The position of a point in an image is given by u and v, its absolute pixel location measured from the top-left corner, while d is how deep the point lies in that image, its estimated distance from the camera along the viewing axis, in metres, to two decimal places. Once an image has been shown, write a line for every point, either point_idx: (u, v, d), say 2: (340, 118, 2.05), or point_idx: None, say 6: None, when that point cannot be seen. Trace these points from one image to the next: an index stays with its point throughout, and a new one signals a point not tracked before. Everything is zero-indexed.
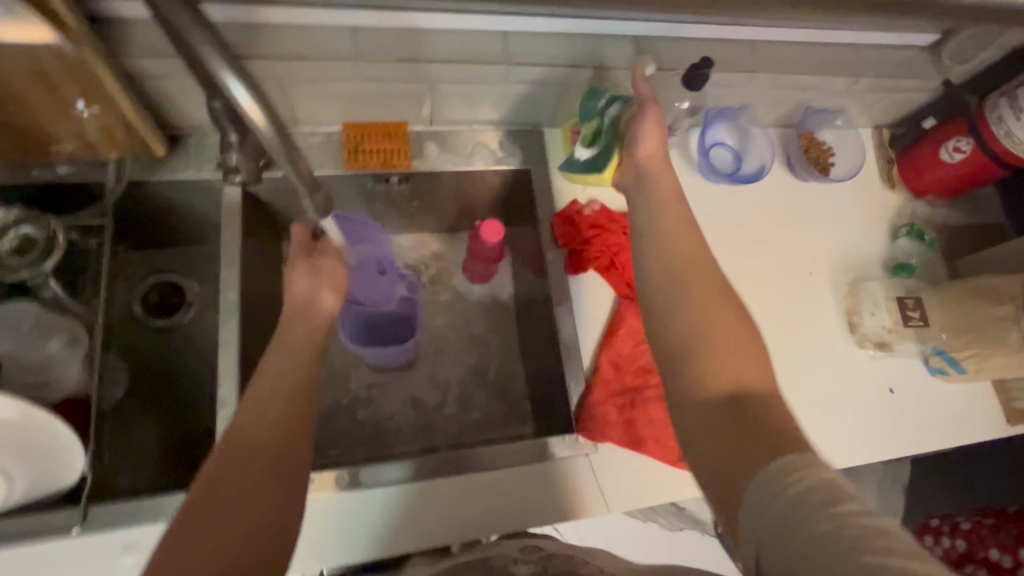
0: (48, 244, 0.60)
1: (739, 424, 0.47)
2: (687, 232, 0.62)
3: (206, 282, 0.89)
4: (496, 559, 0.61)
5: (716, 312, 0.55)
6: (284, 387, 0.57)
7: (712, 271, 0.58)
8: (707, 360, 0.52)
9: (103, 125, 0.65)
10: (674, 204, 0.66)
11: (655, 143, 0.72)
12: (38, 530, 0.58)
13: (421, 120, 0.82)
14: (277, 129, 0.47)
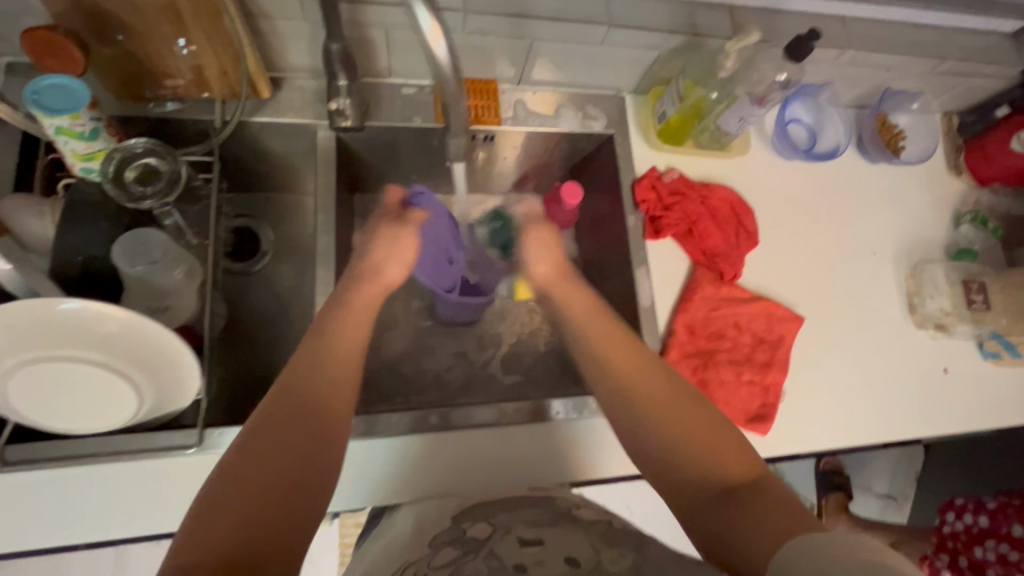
0: (171, 177, 0.62)
1: (733, 513, 0.48)
2: (609, 340, 0.62)
3: (282, 230, 0.91)
4: (561, 501, 0.58)
5: (671, 402, 0.57)
6: (337, 343, 0.57)
7: (650, 375, 0.59)
8: (687, 454, 0.53)
9: (219, 63, 0.66)
10: (577, 296, 0.69)
11: (538, 242, 0.74)
12: (158, 447, 0.61)
13: (511, 79, 0.84)
14: (449, 62, 0.47)
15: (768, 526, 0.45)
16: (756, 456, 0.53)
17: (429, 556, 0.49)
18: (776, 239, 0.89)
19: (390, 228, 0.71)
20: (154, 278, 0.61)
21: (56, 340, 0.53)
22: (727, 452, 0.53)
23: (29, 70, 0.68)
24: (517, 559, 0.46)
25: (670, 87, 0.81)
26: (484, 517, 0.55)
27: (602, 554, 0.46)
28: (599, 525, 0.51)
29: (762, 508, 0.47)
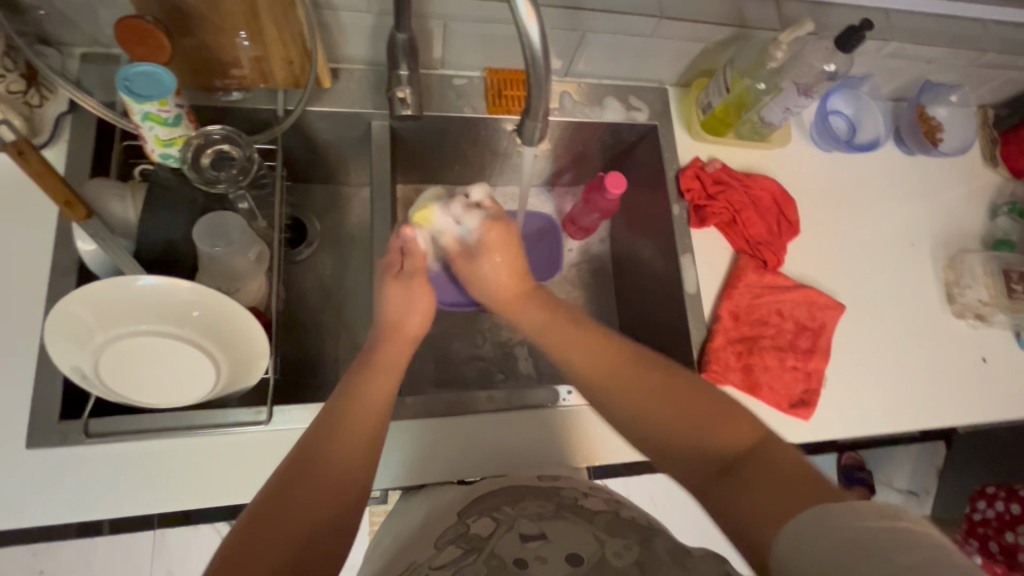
0: (244, 163, 0.65)
1: (733, 492, 0.48)
2: (600, 345, 0.64)
3: (330, 218, 0.93)
4: (567, 489, 0.60)
5: (645, 394, 0.58)
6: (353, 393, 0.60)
7: (641, 375, 0.60)
8: (675, 439, 0.55)
9: (288, 54, 0.68)
10: (530, 307, 0.72)
11: (494, 258, 0.75)
12: (229, 422, 0.64)
13: (558, 71, 0.86)
14: (542, 45, 0.49)
15: (764, 504, 0.45)
16: (749, 420, 0.53)
17: (433, 556, 0.52)
18: (816, 228, 0.90)
19: (398, 286, 0.71)
20: (228, 259, 0.63)
21: (142, 311, 0.57)
22: (726, 425, 0.53)
23: (104, 58, 0.71)
24: (516, 556, 0.48)
25: (717, 78, 0.83)
26: (489, 510, 0.57)
27: (606, 548, 0.47)
28: (603, 517, 0.53)
29: (762, 483, 0.47)
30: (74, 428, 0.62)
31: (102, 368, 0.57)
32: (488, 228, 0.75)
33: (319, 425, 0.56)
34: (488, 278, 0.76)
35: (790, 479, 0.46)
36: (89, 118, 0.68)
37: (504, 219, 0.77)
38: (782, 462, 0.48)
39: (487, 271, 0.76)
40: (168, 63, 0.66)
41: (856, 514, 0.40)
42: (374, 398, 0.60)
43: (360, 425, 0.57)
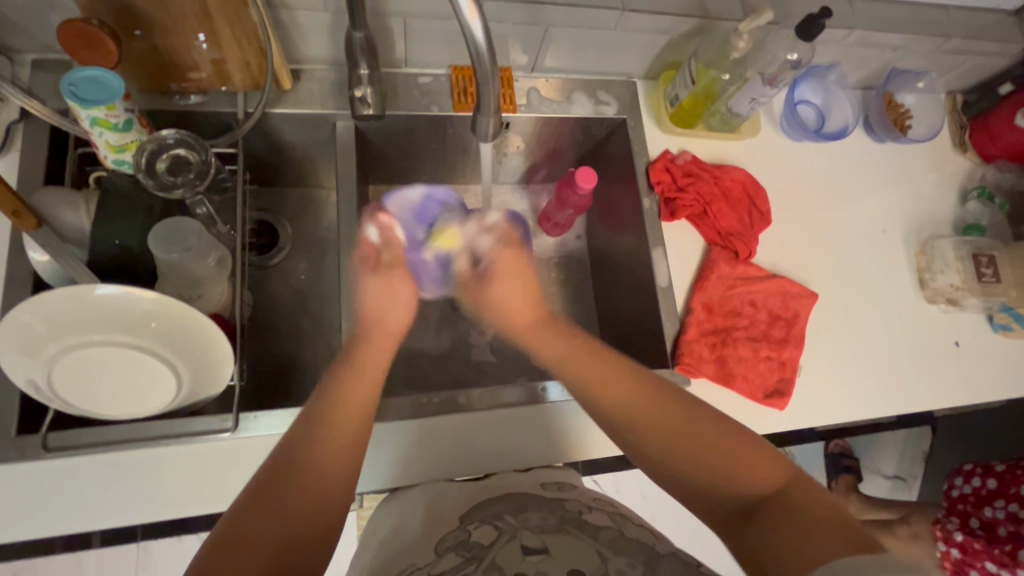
0: (202, 167, 0.65)
1: (767, 540, 0.47)
2: (622, 380, 0.60)
3: (300, 222, 0.92)
4: (571, 502, 0.59)
5: (670, 426, 0.56)
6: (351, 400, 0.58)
7: (669, 408, 0.57)
8: (699, 477, 0.53)
9: (243, 56, 0.67)
10: (548, 334, 0.67)
11: (504, 287, 0.71)
12: (194, 431, 0.63)
13: (525, 66, 0.86)
14: (487, 38, 0.48)
15: (797, 547, 0.45)
16: (778, 465, 0.52)
17: (434, 563, 0.51)
18: (789, 218, 0.90)
19: (378, 280, 0.70)
20: (187, 265, 0.62)
21: (99, 323, 0.55)
22: (753, 466, 0.52)
23: (55, 66, 0.70)
24: (517, 569, 0.47)
25: (682, 70, 0.82)
26: (491, 518, 0.56)
27: (608, 565, 0.47)
28: (608, 532, 0.52)
29: (795, 530, 0.46)
30: (31, 443, 0.60)
31: (54, 379, 0.55)
32: (500, 249, 0.73)
33: (296, 429, 0.54)
34: (502, 307, 0.71)
35: (823, 524, 0.46)
36: (41, 126, 0.67)
37: (518, 246, 0.74)
38: (812, 506, 0.48)
39: (500, 296, 0.71)
40: (119, 68, 0.64)
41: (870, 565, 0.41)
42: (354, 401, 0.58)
43: (342, 428, 0.55)
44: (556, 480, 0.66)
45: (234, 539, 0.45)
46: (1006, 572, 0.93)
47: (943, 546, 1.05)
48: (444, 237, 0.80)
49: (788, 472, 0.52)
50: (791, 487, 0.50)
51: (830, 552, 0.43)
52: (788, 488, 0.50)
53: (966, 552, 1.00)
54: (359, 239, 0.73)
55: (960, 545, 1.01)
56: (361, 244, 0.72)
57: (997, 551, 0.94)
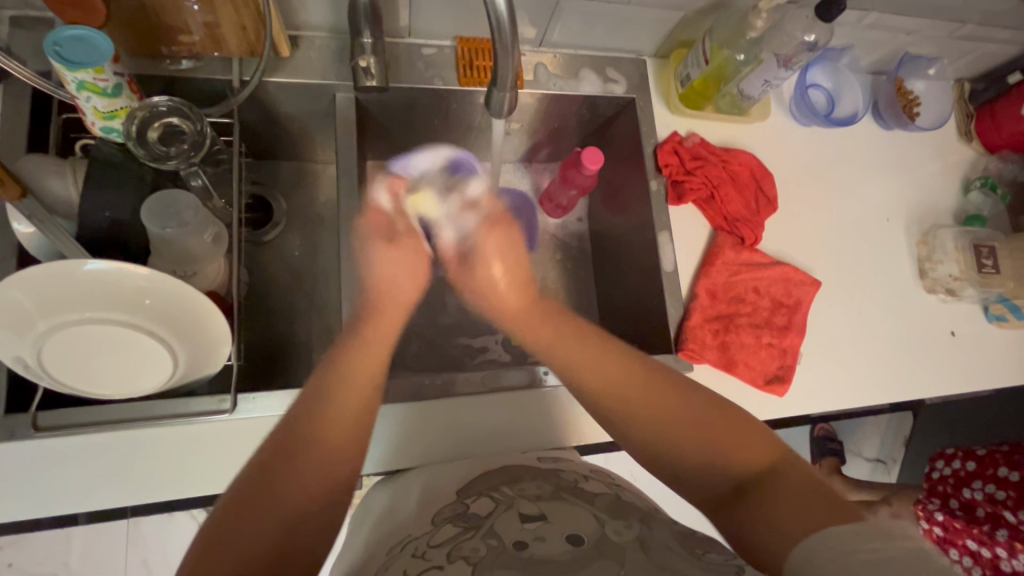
0: (197, 137, 0.62)
1: (745, 520, 0.46)
2: (609, 361, 0.61)
3: (295, 197, 0.89)
4: (567, 472, 0.58)
5: (659, 408, 0.56)
6: (353, 384, 0.56)
7: (657, 391, 0.57)
8: (689, 457, 0.53)
9: (240, 20, 0.63)
10: (539, 314, 0.69)
11: (493, 259, 0.72)
12: (192, 412, 0.62)
13: (532, 40, 0.82)
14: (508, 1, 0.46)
15: (778, 523, 0.44)
16: (776, 448, 0.51)
17: (430, 533, 0.50)
18: (794, 204, 0.90)
19: (392, 251, 0.69)
20: (182, 241, 0.60)
21: (89, 297, 0.53)
22: (746, 446, 0.52)
23: (35, 24, 0.65)
24: (516, 537, 0.46)
25: (695, 49, 0.80)
26: (489, 490, 0.55)
27: (606, 527, 0.46)
28: (603, 497, 0.52)
29: (772, 504, 0.46)
30: (21, 422, 0.58)
31: (46, 357, 0.53)
32: (487, 229, 0.74)
33: (294, 416, 0.52)
34: (495, 284, 0.72)
35: (797, 501, 0.45)
36: (22, 89, 0.63)
37: (505, 224, 0.74)
38: (795, 483, 0.47)
39: (492, 277, 0.72)
40: (106, 28, 0.60)
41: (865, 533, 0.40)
42: (358, 384, 0.56)
43: (346, 417, 0.54)
44: (555, 453, 0.66)
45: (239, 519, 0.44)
46: (986, 550, 0.96)
47: (925, 525, 1.08)
48: (416, 196, 0.76)
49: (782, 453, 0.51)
50: (782, 466, 0.50)
51: (797, 526, 0.43)
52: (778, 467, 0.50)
53: (948, 530, 1.03)
54: (370, 207, 0.71)
55: (942, 524, 1.05)
56: (372, 211, 0.71)
57: (976, 531, 0.97)
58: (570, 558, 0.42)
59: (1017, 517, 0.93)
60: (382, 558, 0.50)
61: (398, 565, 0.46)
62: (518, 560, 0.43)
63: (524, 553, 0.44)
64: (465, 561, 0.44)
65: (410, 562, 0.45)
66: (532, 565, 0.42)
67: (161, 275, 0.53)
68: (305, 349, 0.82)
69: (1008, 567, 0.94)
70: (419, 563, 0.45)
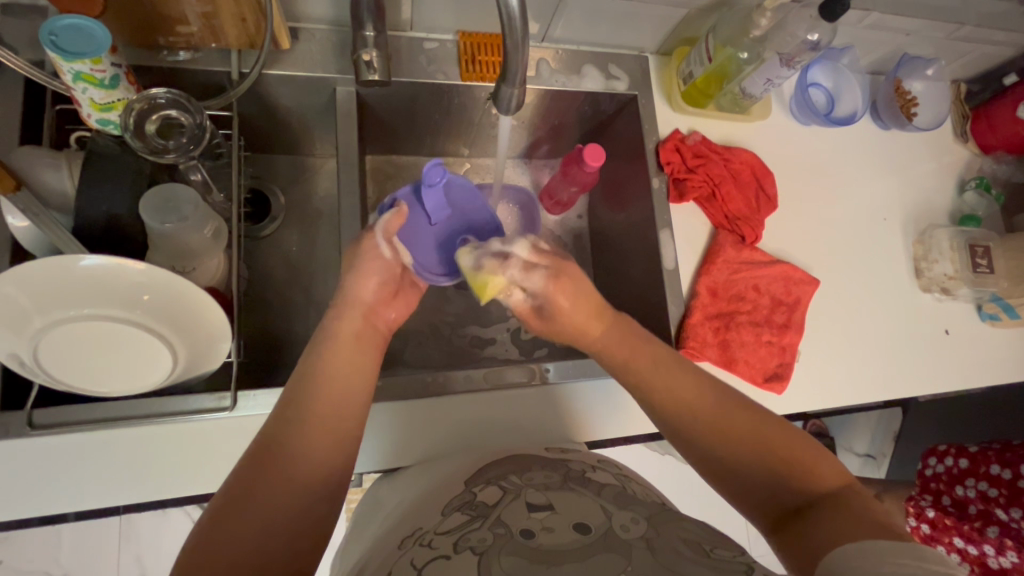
0: (196, 130, 0.61)
1: (809, 537, 0.46)
2: (685, 382, 0.58)
3: (292, 191, 0.88)
4: (574, 462, 0.58)
5: (739, 426, 0.55)
6: (333, 389, 0.53)
7: (736, 410, 0.56)
8: (759, 470, 0.53)
9: (240, 12, 0.62)
10: (608, 333, 0.62)
11: (560, 292, 0.61)
12: (190, 409, 0.61)
13: (535, 36, 0.82)
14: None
15: (839, 532, 0.45)
16: (839, 474, 0.52)
17: (440, 522, 0.50)
18: (793, 202, 0.90)
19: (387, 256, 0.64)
20: (181, 236, 0.59)
21: (86, 292, 0.51)
22: (816, 466, 0.52)
23: (26, 11, 0.63)
24: (523, 526, 0.46)
25: (698, 47, 0.80)
26: (496, 479, 0.55)
27: (613, 520, 0.46)
28: (610, 489, 0.52)
29: (838, 523, 0.46)
30: (17, 420, 0.57)
31: (42, 353, 0.52)
32: (550, 285, 0.60)
33: (272, 420, 0.50)
34: (565, 314, 0.61)
35: (867, 521, 0.45)
36: (14, 79, 0.61)
37: (561, 269, 0.62)
38: (866, 505, 0.48)
39: (557, 309, 0.61)
40: (103, 17, 0.59)
41: (892, 554, 0.41)
42: (339, 388, 0.53)
43: (324, 422, 0.51)
44: (559, 447, 0.66)
45: (225, 527, 0.43)
46: (973, 548, 0.99)
47: (913, 522, 1.09)
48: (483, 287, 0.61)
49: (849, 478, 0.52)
50: (851, 489, 0.50)
51: (857, 535, 0.44)
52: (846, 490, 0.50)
53: (936, 527, 1.05)
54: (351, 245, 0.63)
55: (931, 521, 1.06)
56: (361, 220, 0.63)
57: (965, 528, 1.00)
58: (577, 547, 0.42)
59: (1009, 515, 0.95)
60: (390, 547, 0.49)
61: (405, 556, 0.45)
62: (525, 549, 0.42)
63: (531, 544, 0.43)
64: (473, 549, 0.43)
65: (418, 553, 0.45)
66: (538, 554, 0.42)
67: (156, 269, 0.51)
68: (303, 345, 0.81)
69: (994, 564, 0.96)
70: (427, 554, 0.44)
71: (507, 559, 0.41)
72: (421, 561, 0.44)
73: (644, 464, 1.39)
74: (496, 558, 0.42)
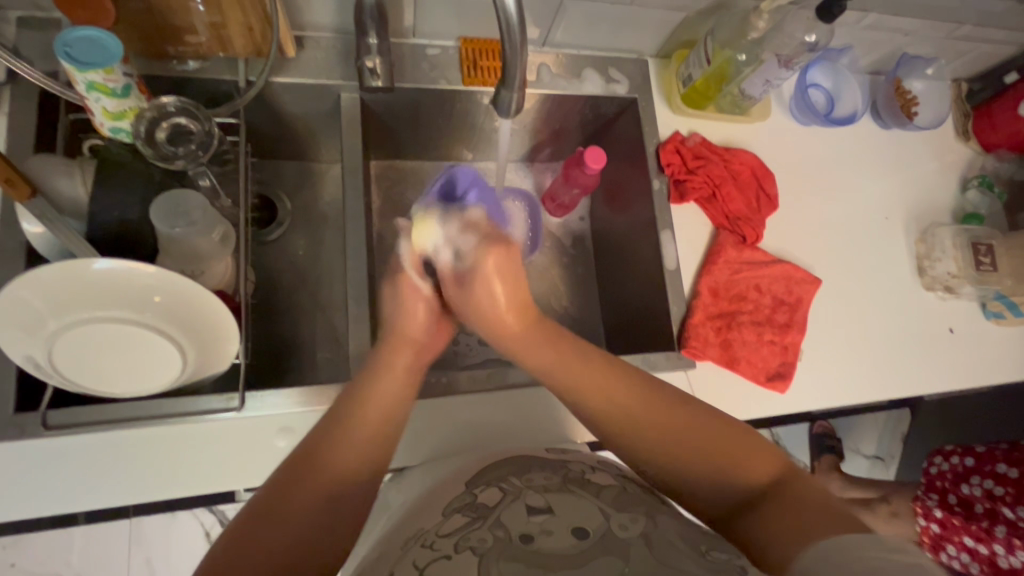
0: (204, 137, 0.63)
1: (765, 533, 0.46)
2: (612, 378, 0.59)
3: (298, 196, 0.89)
4: (574, 463, 0.59)
5: (664, 426, 0.55)
6: (388, 409, 0.55)
7: (661, 409, 0.56)
8: (698, 471, 0.53)
9: (247, 21, 0.64)
10: (533, 340, 0.63)
11: (490, 275, 0.64)
12: (200, 410, 0.62)
13: (536, 40, 0.83)
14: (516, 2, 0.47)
15: (793, 528, 0.45)
16: (778, 460, 0.53)
17: (440, 523, 0.51)
18: (794, 203, 0.91)
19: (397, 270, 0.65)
20: (190, 241, 0.60)
21: (96, 295, 0.53)
22: (751, 457, 0.53)
23: (42, 24, 0.65)
24: (523, 530, 0.46)
25: (698, 49, 0.81)
26: (497, 480, 0.56)
27: (612, 521, 0.47)
28: (609, 490, 0.52)
29: (793, 517, 0.46)
30: (32, 420, 0.59)
31: (57, 355, 0.54)
32: (481, 249, 0.65)
33: (324, 425, 0.53)
34: (495, 304, 0.64)
35: (817, 514, 0.45)
36: (31, 89, 0.63)
37: (502, 241, 0.66)
38: (809, 494, 0.48)
39: (490, 299, 0.64)
40: (114, 28, 0.60)
41: (877, 546, 0.41)
42: (384, 403, 0.56)
43: (370, 433, 0.53)
44: (562, 448, 0.67)
45: (263, 531, 0.44)
46: (982, 547, 0.99)
47: (923, 521, 1.11)
48: (416, 228, 0.69)
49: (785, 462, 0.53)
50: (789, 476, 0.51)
51: (815, 534, 0.43)
52: (789, 477, 0.51)
53: (945, 527, 1.06)
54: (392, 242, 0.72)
55: (939, 521, 1.07)
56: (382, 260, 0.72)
57: (973, 528, 0.99)
58: (575, 552, 0.43)
59: (1015, 514, 0.94)
60: (394, 546, 0.50)
61: (406, 555, 0.46)
62: (524, 555, 0.43)
63: (530, 548, 0.44)
64: (474, 550, 0.45)
65: (417, 553, 0.46)
66: (538, 560, 0.43)
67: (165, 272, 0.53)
68: (309, 348, 0.82)
69: (1004, 563, 0.96)
70: (427, 554, 0.45)
71: (506, 565, 0.42)
72: (421, 562, 0.44)
73: None
74: (495, 563, 0.43)
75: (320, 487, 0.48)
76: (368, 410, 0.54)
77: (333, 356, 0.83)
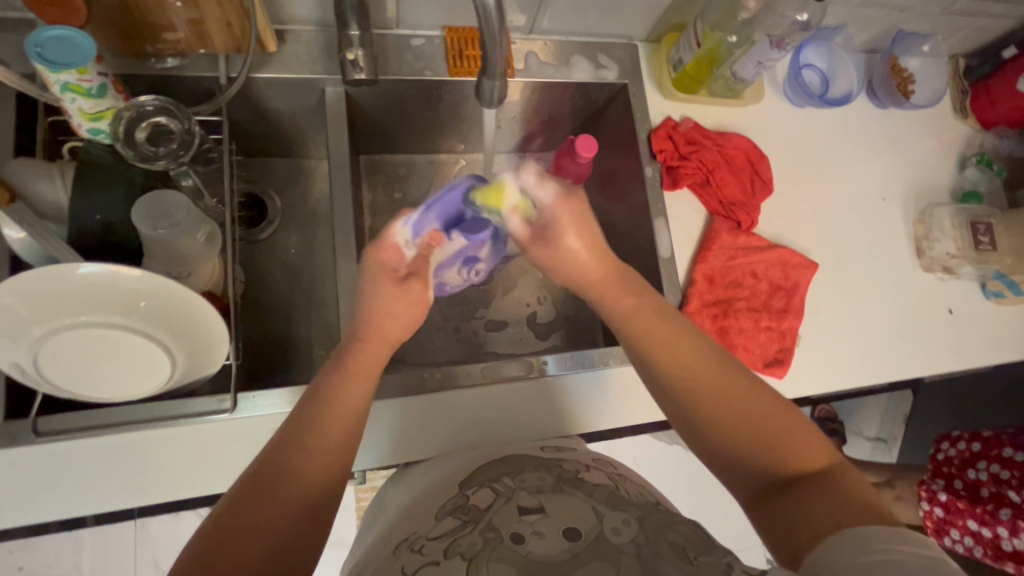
0: (185, 136, 0.61)
1: (788, 514, 0.47)
2: (683, 345, 0.58)
3: (286, 194, 0.88)
4: (568, 462, 0.59)
5: (724, 397, 0.55)
6: (350, 411, 0.53)
7: (723, 380, 0.56)
8: (741, 447, 0.53)
9: (224, 16, 0.62)
10: (615, 292, 0.64)
11: (569, 232, 0.65)
12: (192, 412, 0.61)
13: (522, 29, 0.81)
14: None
15: (823, 515, 0.45)
16: (827, 455, 0.52)
17: (432, 526, 0.50)
18: (790, 187, 0.89)
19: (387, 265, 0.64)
20: (176, 242, 0.59)
21: (80, 300, 0.52)
22: (799, 446, 0.52)
23: (15, 26, 0.64)
24: (513, 530, 0.46)
25: (687, 33, 0.80)
26: (490, 481, 0.55)
27: (604, 524, 0.46)
28: (602, 488, 0.52)
29: (817, 505, 0.46)
30: (22, 428, 0.58)
31: (42, 363, 0.53)
32: (560, 201, 0.66)
33: (287, 428, 0.51)
34: (572, 256, 0.65)
35: (849, 506, 0.46)
36: (7, 94, 0.62)
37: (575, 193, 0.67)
38: (851, 487, 0.48)
39: (567, 250, 0.66)
40: (88, 27, 0.59)
41: (890, 536, 0.41)
42: (348, 406, 0.53)
43: (332, 435, 0.51)
44: (557, 442, 0.66)
45: (237, 522, 0.45)
46: (986, 530, 0.98)
47: (926, 506, 1.09)
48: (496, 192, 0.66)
49: (832, 459, 0.52)
50: (833, 472, 0.50)
51: (849, 522, 0.44)
52: (835, 471, 0.50)
53: (948, 510, 1.04)
54: (383, 239, 0.64)
55: (943, 504, 1.05)
56: (387, 249, 0.63)
57: (978, 511, 0.98)
58: (564, 557, 0.43)
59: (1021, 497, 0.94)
60: (386, 551, 0.50)
61: (398, 563, 0.46)
62: (516, 558, 0.43)
63: (521, 551, 0.43)
64: (463, 556, 0.44)
65: (408, 559, 0.45)
66: (529, 565, 0.42)
67: (139, 274, 0.52)
68: (302, 347, 0.82)
69: (1006, 545, 0.95)
70: (418, 560, 0.45)
71: (495, 568, 0.42)
72: (411, 569, 0.44)
73: (649, 457, 1.39)
74: (485, 566, 0.43)
75: (289, 494, 0.47)
76: (334, 416, 0.52)
77: (328, 355, 0.82)
